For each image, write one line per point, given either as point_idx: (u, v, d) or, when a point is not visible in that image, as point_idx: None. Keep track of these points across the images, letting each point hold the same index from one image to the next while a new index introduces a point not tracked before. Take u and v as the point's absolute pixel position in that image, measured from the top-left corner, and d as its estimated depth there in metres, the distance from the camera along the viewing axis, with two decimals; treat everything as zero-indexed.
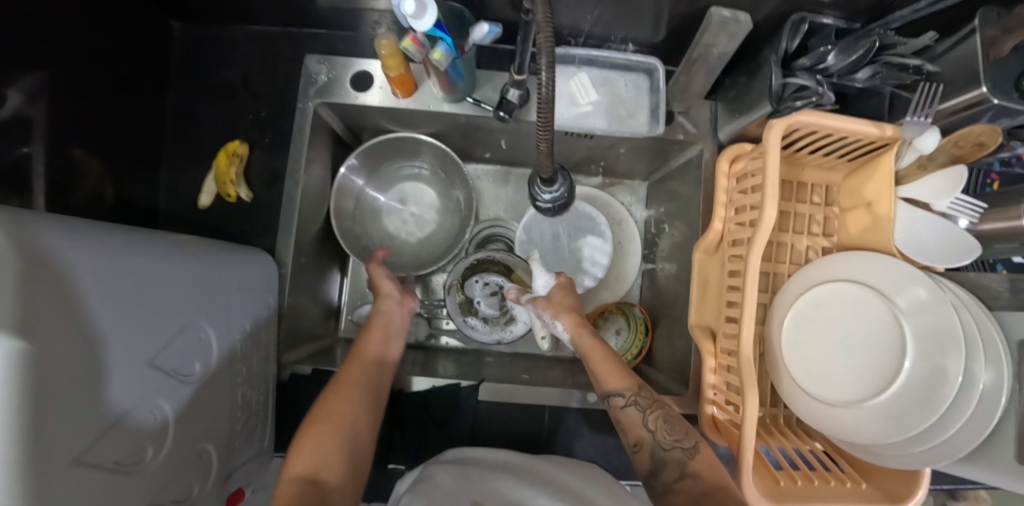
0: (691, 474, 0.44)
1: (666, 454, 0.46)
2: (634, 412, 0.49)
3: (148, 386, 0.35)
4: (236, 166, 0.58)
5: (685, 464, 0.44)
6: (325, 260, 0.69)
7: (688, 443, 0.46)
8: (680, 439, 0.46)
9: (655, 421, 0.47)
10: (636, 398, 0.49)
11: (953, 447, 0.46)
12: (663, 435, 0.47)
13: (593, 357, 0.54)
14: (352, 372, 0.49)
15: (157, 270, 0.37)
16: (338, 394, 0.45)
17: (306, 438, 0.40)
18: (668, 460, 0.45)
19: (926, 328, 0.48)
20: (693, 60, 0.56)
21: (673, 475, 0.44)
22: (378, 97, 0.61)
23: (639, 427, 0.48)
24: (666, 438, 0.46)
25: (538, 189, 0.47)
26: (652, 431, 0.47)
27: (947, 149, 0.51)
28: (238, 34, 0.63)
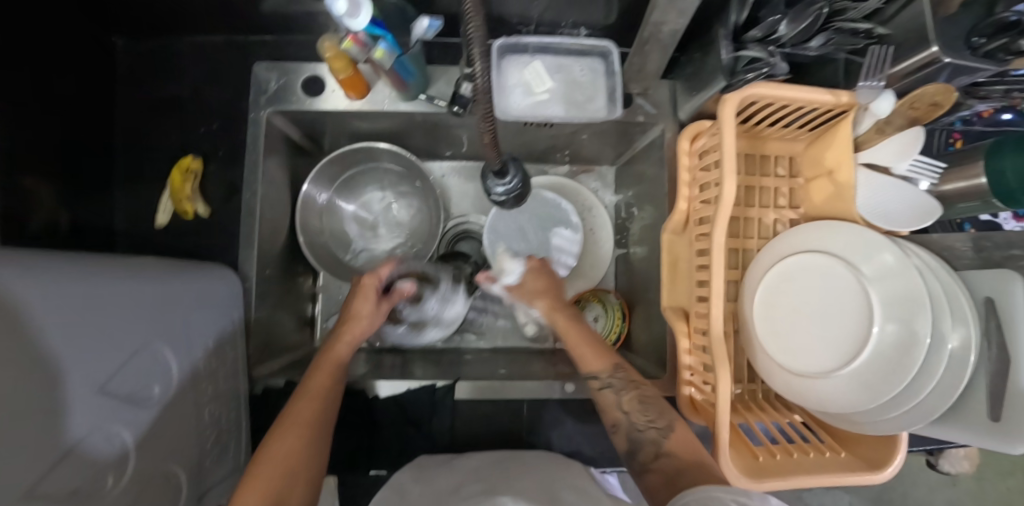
0: (667, 453, 0.44)
1: (641, 435, 0.47)
2: (609, 394, 0.51)
3: (104, 414, 0.34)
4: (190, 182, 0.57)
5: (660, 443, 0.45)
6: (294, 271, 0.69)
7: (661, 425, 0.47)
8: (654, 420, 0.47)
9: (631, 403, 0.49)
10: (611, 381, 0.52)
11: (924, 409, 0.46)
12: (637, 418, 0.48)
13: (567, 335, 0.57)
14: (310, 398, 0.46)
15: (105, 294, 0.36)
16: (295, 430, 0.43)
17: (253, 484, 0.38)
18: (642, 441, 0.46)
19: (892, 293, 0.48)
20: (645, 39, 0.55)
21: (650, 453, 0.45)
22: (332, 101, 0.60)
23: (615, 410, 0.50)
24: (641, 420, 0.48)
25: (490, 182, 0.45)
26: (627, 413, 0.49)
27: (903, 112, 0.50)
28: (183, 46, 0.61)
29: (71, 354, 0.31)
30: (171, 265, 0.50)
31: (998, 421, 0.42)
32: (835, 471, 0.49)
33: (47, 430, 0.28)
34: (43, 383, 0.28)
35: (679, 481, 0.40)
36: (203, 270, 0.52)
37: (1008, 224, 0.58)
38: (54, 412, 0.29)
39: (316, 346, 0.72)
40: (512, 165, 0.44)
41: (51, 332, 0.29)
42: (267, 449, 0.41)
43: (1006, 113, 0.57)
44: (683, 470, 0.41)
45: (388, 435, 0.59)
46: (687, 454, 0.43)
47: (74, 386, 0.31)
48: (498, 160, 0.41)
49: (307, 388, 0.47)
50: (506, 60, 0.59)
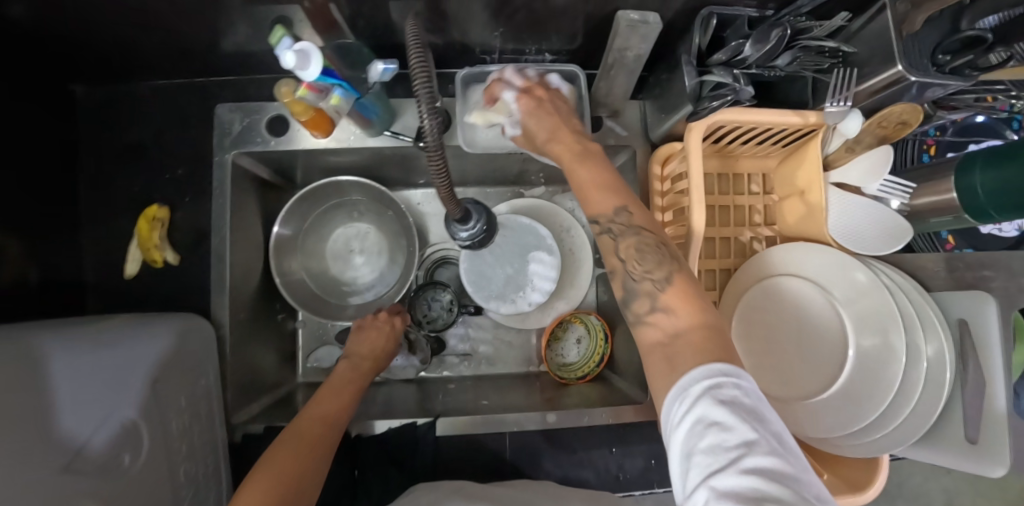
0: (662, 307, 0.39)
1: (634, 286, 0.42)
2: (607, 240, 0.45)
3: (73, 490, 0.33)
4: (158, 230, 0.56)
5: (654, 295, 0.40)
6: (272, 309, 0.68)
7: (659, 275, 0.41)
8: (651, 270, 0.41)
9: (628, 250, 0.43)
10: (609, 226, 0.45)
11: (905, 431, 0.46)
12: (634, 266, 0.42)
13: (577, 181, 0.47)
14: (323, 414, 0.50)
15: None
16: (302, 443, 0.45)
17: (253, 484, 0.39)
18: (633, 292, 0.42)
19: (865, 315, 0.48)
20: (609, 65, 0.54)
21: (642, 307, 0.41)
22: (298, 140, 0.59)
23: (613, 255, 0.44)
24: (638, 270, 0.42)
25: (454, 227, 0.44)
26: (624, 260, 0.43)
27: (872, 130, 0.50)
28: (145, 91, 0.60)
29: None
30: (136, 321, 0.49)
31: (976, 443, 0.42)
32: None
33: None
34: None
35: (678, 354, 0.35)
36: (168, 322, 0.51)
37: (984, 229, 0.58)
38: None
39: (298, 383, 0.71)
40: (474, 209, 0.44)
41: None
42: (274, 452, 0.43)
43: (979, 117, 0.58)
44: (686, 333, 0.36)
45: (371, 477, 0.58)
46: (686, 312, 0.38)
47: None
48: (457, 208, 0.40)
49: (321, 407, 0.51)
50: (472, 90, 0.59)
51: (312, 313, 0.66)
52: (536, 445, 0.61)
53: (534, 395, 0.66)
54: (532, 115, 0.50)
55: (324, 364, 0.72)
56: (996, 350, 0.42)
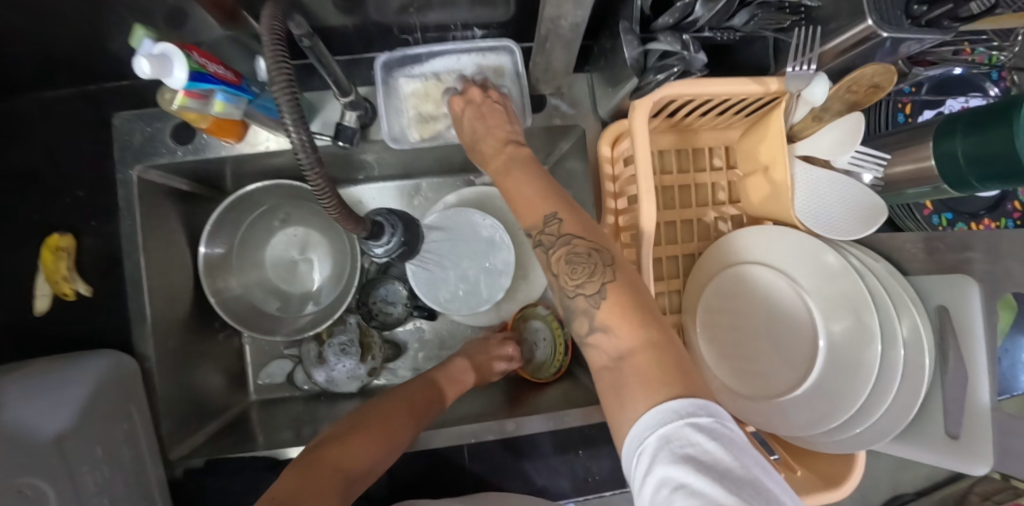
0: (601, 326, 0.34)
1: (569, 304, 0.36)
2: (540, 253, 0.39)
3: None
4: (64, 261, 0.51)
5: (591, 314, 0.34)
6: (210, 329, 0.64)
7: (592, 288, 0.35)
8: (583, 284, 0.35)
9: (559, 263, 0.37)
10: (541, 238, 0.39)
11: (880, 427, 0.43)
12: (566, 281, 0.36)
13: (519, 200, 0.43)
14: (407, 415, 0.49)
15: None
16: (376, 434, 0.45)
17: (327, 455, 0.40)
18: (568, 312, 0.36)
19: (836, 304, 0.44)
20: (544, 37, 0.47)
21: (583, 328, 0.35)
22: (208, 147, 0.53)
23: (549, 271, 0.39)
24: (573, 285, 0.36)
25: (366, 244, 0.38)
26: (556, 275, 0.38)
27: (840, 96, 0.43)
28: (27, 105, 0.53)
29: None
30: (34, 372, 0.45)
31: (957, 438, 0.39)
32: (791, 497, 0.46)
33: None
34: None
35: (624, 380, 0.30)
36: (71, 370, 0.46)
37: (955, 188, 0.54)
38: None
39: (252, 402, 0.68)
40: (386, 221, 0.38)
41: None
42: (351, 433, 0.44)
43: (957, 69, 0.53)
44: (631, 356, 0.31)
45: None
46: (630, 330, 0.32)
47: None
48: (360, 226, 0.35)
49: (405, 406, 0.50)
50: (395, 76, 0.52)
51: (256, 329, 0.62)
52: (499, 455, 0.58)
53: (497, 399, 0.63)
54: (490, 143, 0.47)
55: (276, 380, 0.68)
56: (976, 339, 0.38)
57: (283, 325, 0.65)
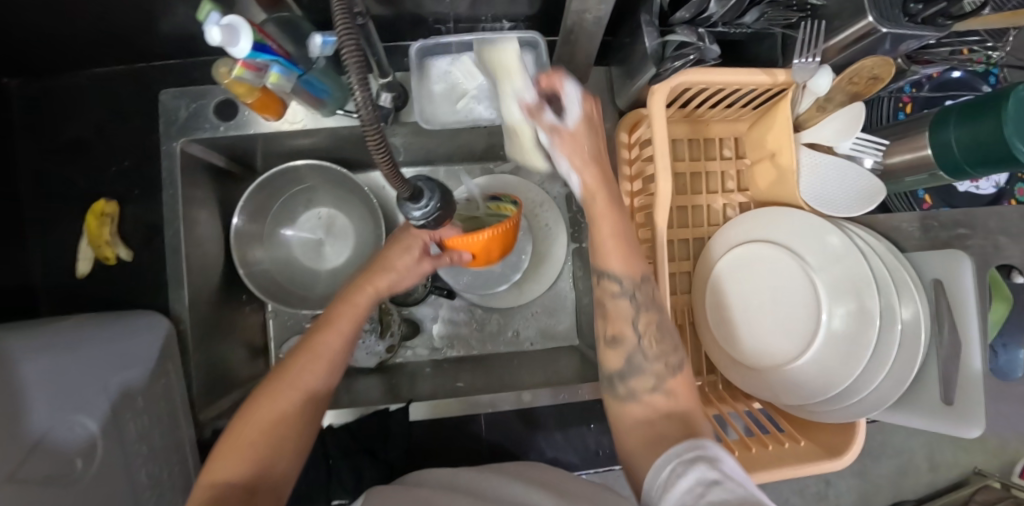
0: (665, 389, 0.40)
1: (645, 362, 0.41)
2: (627, 304, 0.42)
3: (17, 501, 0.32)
4: (108, 226, 0.54)
5: (660, 379, 0.40)
6: (239, 300, 0.67)
7: (671, 361, 0.41)
8: (665, 354, 0.41)
9: (647, 327, 0.42)
10: (633, 291, 0.42)
11: (879, 396, 0.45)
12: (648, 343, 0.42)
13: (600, 222, 0.42)
14: (328, 339, 0.42)
15: None
16: (293, 377, 0.39)
17: (241, 435, 0.36)
18: (642, 368, 0.41)
19: (838, 280, 0.47)
20: (569, 30, 0.50)
21: (645, 384, 0.41)
22: (249, 123, 0.56)
23: (625, 320, 0.43)
24: (652, 348, 0.42)
25: (406, 207, 0.41)
26: (638, 334, 0.42)
27: (843, 87, 0.47)
28: (80, 81, 0.57)
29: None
30: (88, 323, 0.48)
31: (951, 405, 0.41)
32: (795, 463, 0.48)
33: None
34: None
35: (658, 432, 0.37)
36: (117, 326, 0.49)
37: (961, 187, 0.59)
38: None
39: None
40: (426, 186, 0.41)
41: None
42: (262, 394, 0.38)
43: (955, 71, 0.58)
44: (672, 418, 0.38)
45: (341, 465, 0.57)
46: (685, 400, 0.39)
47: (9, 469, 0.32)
48: (406, 187, 0.38)
49: (323, 331, 0.43)
50: (427, 62, 0.56)
51: (282, 303, 0.65)
52: (513, 427, 0.60)
53: (511, 376, 0.65)
54: (597, 188, 0.42)
55: None
56: (969, 308, 0.41)
57: (306, 300, 0.68)
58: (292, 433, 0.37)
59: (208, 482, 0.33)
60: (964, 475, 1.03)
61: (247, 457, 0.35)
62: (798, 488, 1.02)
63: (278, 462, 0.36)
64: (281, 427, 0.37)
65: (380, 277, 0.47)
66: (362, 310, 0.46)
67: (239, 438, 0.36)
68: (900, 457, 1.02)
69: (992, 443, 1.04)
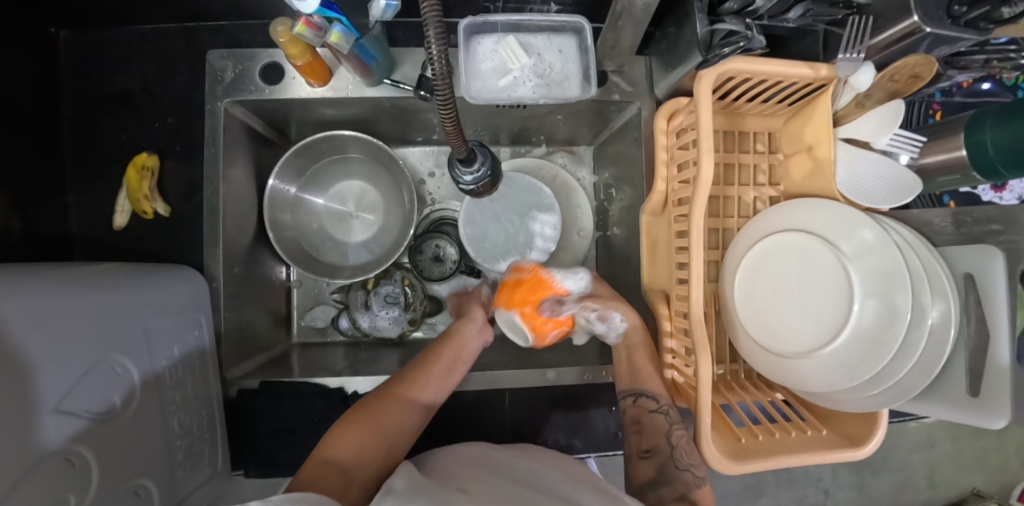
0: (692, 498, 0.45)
1: (677, 473, 0.47)
2: (662, 419, 0.51)
3: (65, 430, 0.33)
4: (148, 181, 0.56)
5: (690, 488, 0.46)
6: (267, 266, 0.67)
7: (700, 472, 0.48)
8: (694, 464, 0.48)
9: (679, 438, 0.50)
10: (666, 408, 0.52)
11: (905, 387, 0.46)
12: (681, 454, 0.48)
13: (637, 351, 0.56)
14: (426, 375, 0.50)
15: (59, 307, 0.34)
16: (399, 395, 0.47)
17: (349, 430, 0.42)
18: (674, 479, 0.47)
19: (872, 269, 0.47)
20: (618, 14, 0.51)
21: (675, 493, 0.46)
22: (292, 88, 0.57)
23: (659, 436, 0.50)
24: (682, 460, 0.48)
25: (458, 170, 0.43)
26: (672, 445, 0.49)
27: (883, 85, 0.49)
28: (130, 36, 0.58)
29: (13, 365, 0.29)
30: (131, 270, 0.48)
31: (977, 396, 0.42)
32: (816, 450, 0.49)
33: (15, 435, 0.28)
34: (9, 381, 0.28)
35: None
36: (160, 274, 0.50)
37: (984, 195, 0.62)
38: (17, 421, 0.29)
39: (294, 343, 0.70)
40: (479, 151, 0.43)
41: (8, 337, 0.29)
42: (373, 403, 0.45)
43: (985, 82, 0.60)
44: None
45: None
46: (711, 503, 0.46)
47: (54, 398, 0.32)
48: (463, 147, 0.39)
49: (421, 368, 0.51)
50: (475, 40, 0.57)
51: (309, 270, 0.65)
52: (534, 406, 0.61)
53: (533, 356, 0.66)
54: (636, 328, 0.58)
55: (319, 324, 0.71)
56: (999, 303, 0.42)
57: (332, 270, 0.68)
58: (393, 429, 0.44)
59: (319, 461, 0.38)
60: (962, 495, 1.04)
61: (353, 447, 0.40)
62: (798, 497, 1.02)
63: (372, 458, 0.41)
64: (385, 429, 0.43)
65: (460, 338, 0.56)
66: (450, 359, 0.54)
67: (345, 432, 0.42)
68: (901, 472, 1.03)
69: (993, 464, 1.04)
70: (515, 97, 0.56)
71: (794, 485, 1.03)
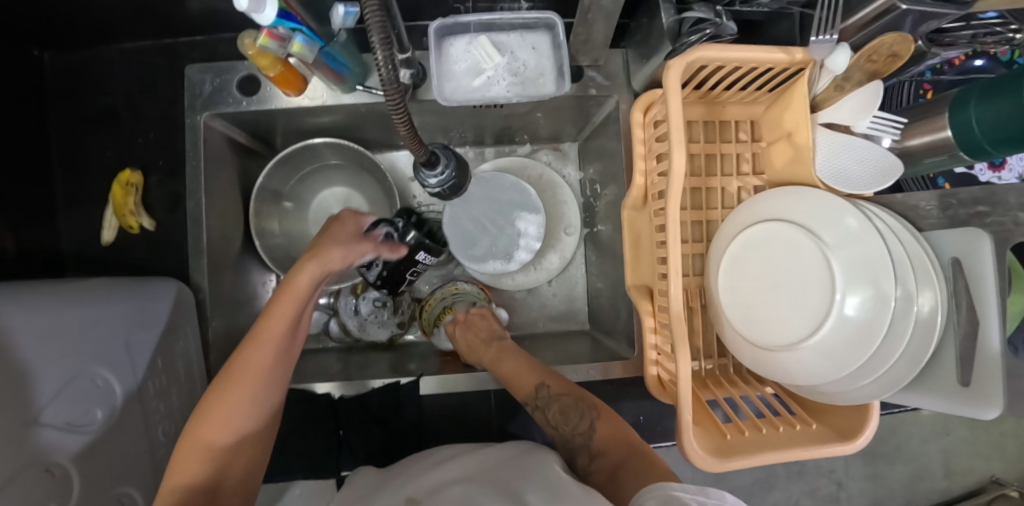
0: (599, 452, 0.46)
1: (573, 444, 0.49)
2: (540, 414, 0.52)
3: (45, 441, 0.36)
4: (132, 196, 0.58)
5: (590, 446, 0.47)
6: (256, 275, 0.68)
7: (583, 429, 0.49)
8: (578, 428, 0.49)
9: (556, 417, 0.51)
10: (539, 399, 0.52)
11: (893, 378, 0.45)
12: (563, 429, 0.50)
13: (502, 360, 0.57)
14: (275, 336, 0.42)
15: (27, 332, 0.37)
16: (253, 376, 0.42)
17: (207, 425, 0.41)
18: (576, 450, 0.48)
19: (857, 258, 0.45)
20: (587, 8, 0.50)
21: (585, 462, 0.47)
22: (270, 98, 0.57)
23: (548, 426, 0.52)
24: (568, 429, 0.50)
25: (423, 174, 0.43)
26: (555, 427, 0.51)
27: (860, 65, 0.47)
28: (112, 55, 0.60)
29: None
30: (112, 286, 0.50)
31: (969, 386, 0.40)
32: (804, 445, 0.48)
33: None
34: None
35: None
36: (141, 287, 0.52)
37: (983, 176, 0.60)
38: (5, 434, 0.32)
39: None
40: (442, 154, 0.43)
41: None
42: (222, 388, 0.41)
43: (978, 59, 0.58)
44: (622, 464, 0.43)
45: (352, 438, 0.60)
46: (617, 447, 0.46)
47: (37, 410, 0.36)
48: (424, 152, 0.38)
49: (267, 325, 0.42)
50: (446, 42, 0.56)
51: None
52: (520, 406, 0.60)
53: None
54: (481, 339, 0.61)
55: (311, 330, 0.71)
56: (987, 288, 0.40)
57: None
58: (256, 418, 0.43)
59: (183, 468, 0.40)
60: (981, 483, 1.01)
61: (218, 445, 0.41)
62: (810, 490, 1.00)
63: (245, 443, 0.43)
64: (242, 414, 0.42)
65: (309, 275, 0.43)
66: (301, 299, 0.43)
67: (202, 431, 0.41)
68: (917, 462, 1.00)
69: (1014, 450, 1.00)
70: (487, 97, 0.56)
71: (805, 477, 1.01)
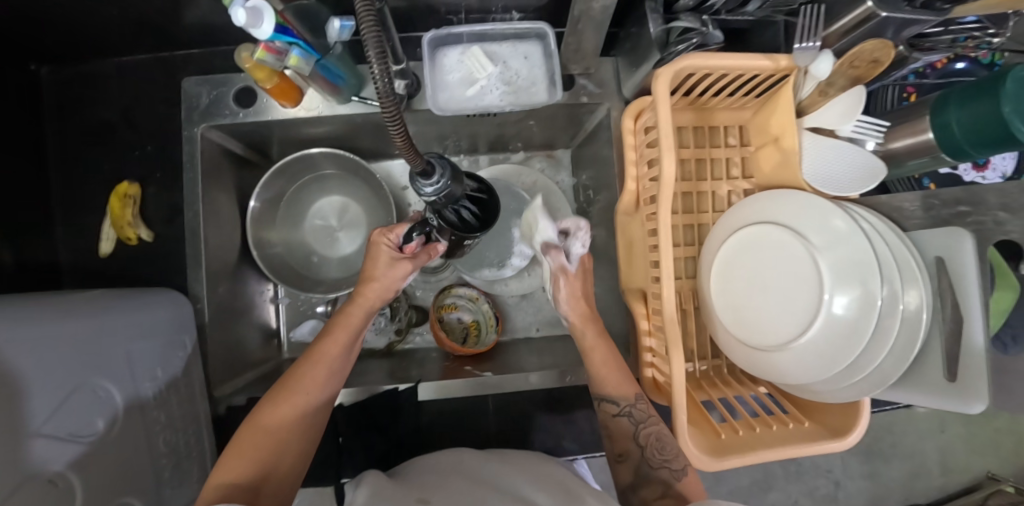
0: (675, 494, 0.46)
1: (652, 472, 0.48)
2: (627, 422, 0.52)
3: (51, 450, 0.36)
4: (130, 208, 0.58)
5: (670, 484, 0.47)
6: (253, 284, 0.69)
7: (677, 465, 0.48)
8: (669, 460, 0.49)
9: (647, 438, 0.51)
10: (630, 410, 0.52)
11: (881, 376, 0.45)
12: (653, 454, 0.49)
13: (592, 353, 0.54)
14: (331, 338, 0.49)
15: (42, 339, 0.38)
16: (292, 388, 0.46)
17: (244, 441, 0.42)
18: (652, 479, 0.48)
19: (843, 258, 0.46)
20: (577, 18, 0.51)
21: (654, 494, 0.47)
22: (267, 110, 0.58)
23: (629, 439, 0.52)
24: (653, 457, 0.49)
25: (419, 183, 0.43)
26: (641, 447, 0.51)
27: (845, 71, 0.49)
28: (108, 69, 0.60)
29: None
30: (112, 298, 0.50)
31: (954, 380, 0.41)
32: (797, 442, 0.49)
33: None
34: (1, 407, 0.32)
35: None
36: (139, 300, 0.52)
37: (967, 177, 0.61)
38: (10, 442, 0.32)
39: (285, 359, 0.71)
40: (437, 163, 0.43)
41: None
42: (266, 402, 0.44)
43: (958, 62, 0.60)
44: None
45: (352, 444, 0.60)
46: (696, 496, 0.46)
47: (34, 423, 0.35)
48: (419, 162, 0.39)
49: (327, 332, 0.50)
50: (440, 53, 0.57)
51: (293, 287, 0.66)
52: (518, 410, 0.61)
53: (517, 361, 0.67)
54: (589, 327, 0.55)
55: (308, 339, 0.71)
56: (970, 286, 0.41)
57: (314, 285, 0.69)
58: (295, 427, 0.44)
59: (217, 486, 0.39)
60: (977, 479, 1.02)
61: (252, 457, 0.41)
62: (808, 489, 1.01)
63: (282, 455, 0.43)
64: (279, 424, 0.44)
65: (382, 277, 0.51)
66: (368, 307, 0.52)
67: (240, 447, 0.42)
68: (913, 459, 1.01)
69: (1007, 446, 1.02)
70: (480, 106, 0.56)
71: (804, 477, 1.01)
